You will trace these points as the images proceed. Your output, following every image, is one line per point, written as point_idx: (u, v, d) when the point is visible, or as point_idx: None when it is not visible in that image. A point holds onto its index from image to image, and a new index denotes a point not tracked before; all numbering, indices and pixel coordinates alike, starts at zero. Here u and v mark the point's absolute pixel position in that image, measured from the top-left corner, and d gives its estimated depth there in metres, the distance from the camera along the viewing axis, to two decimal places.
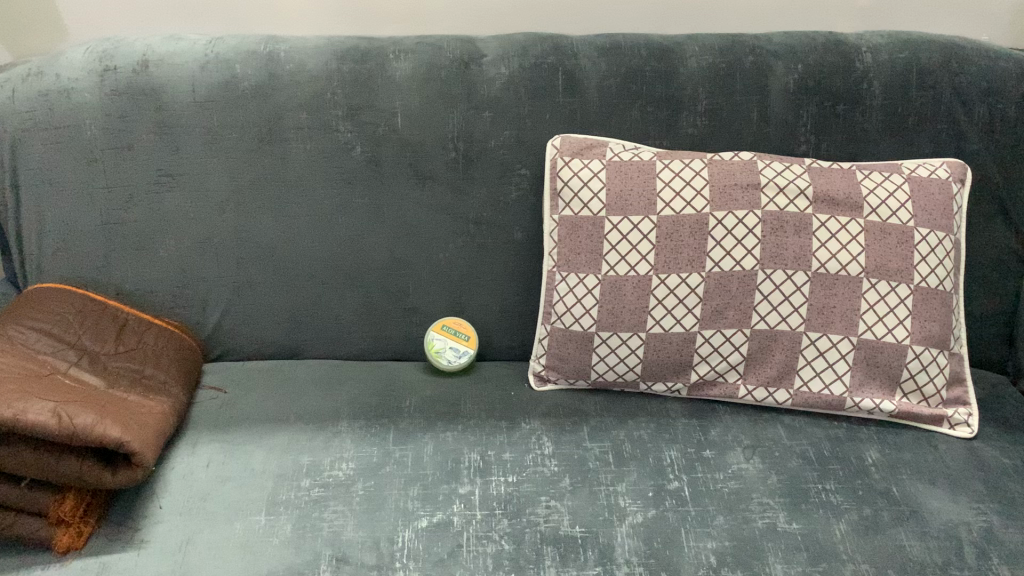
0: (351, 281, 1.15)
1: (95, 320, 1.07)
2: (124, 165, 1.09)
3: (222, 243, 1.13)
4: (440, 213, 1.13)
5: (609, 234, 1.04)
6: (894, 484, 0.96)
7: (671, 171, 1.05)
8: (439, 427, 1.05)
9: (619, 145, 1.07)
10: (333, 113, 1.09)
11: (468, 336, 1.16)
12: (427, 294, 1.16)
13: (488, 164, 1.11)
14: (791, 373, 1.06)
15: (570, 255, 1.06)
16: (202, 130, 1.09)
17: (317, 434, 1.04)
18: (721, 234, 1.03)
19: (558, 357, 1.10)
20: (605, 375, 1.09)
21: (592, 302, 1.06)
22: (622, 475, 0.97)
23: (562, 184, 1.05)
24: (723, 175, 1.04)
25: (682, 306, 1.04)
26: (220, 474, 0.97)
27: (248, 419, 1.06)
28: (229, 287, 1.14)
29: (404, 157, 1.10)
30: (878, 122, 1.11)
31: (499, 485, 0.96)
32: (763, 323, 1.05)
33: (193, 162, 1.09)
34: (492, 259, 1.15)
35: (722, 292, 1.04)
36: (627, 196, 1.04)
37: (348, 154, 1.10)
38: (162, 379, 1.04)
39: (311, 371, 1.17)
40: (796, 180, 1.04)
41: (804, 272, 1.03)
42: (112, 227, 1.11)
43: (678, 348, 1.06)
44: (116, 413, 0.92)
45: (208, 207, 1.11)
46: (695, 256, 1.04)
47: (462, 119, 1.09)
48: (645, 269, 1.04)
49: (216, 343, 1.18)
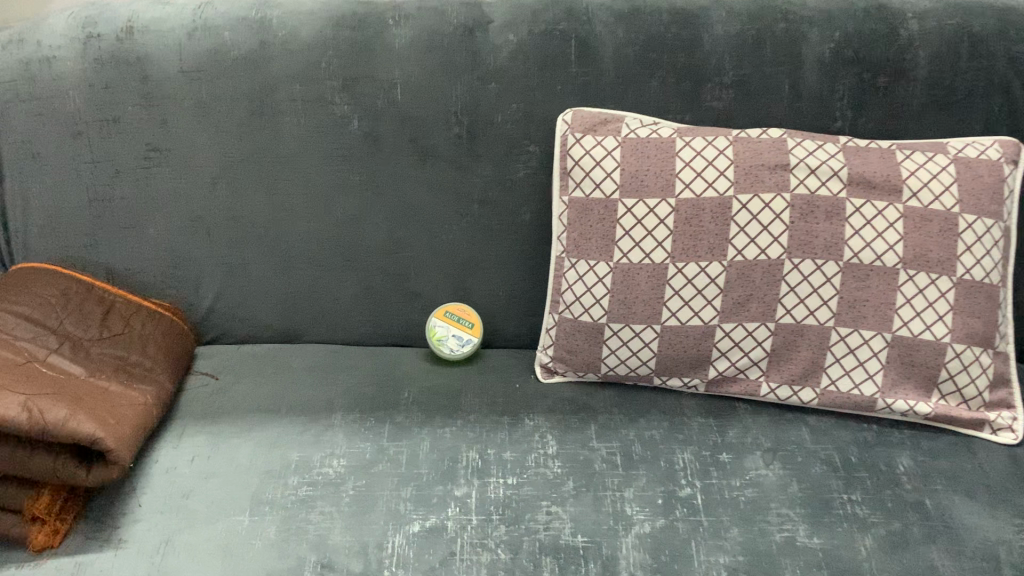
0: (350, 263, 1.10)
1: (80, 302, 1.02)
2: (110, 139, 1.03)
3: (213, 222, 1.07)
4: (442, 192, 1.06)
5: (623, 218, 0.96)
6: (927, 496, 0.88)
7: (692, 149, 0.96)
8: (437, 420, 0.98)
9: (637, 120, 0.99)
10: (329, 85, 1.02)
11: (471, 323, 1.09)
12: (429, 277, 1.10)
13: (495, 139, 1.03)
14: (818, 371, 0.97)
15: (580, 240, 0.99)
16: (190, 102, 1.02)
17: (308, 427, 0.98)
18: (745, 220, 0.95)
19: (566, 349, 1.02)
20: (616, 370, 1.02)
21: (602, 291, 0.98)
22: (631, 479, 0.90)
23: (573, 164, 0.98)
24: (749, 155, 0.96)
25: (701, 298, 0.96)
26: (205, 469, 0.93)
27: (237, 408, 1.01)
28: (223, 267, 1.10)
29: (404, 131, 1.03)
30: (922, 95, 1.01)
31: (498, 487, 0.90)
32: (789, 316, 0.96)
33: (181, 137, 1.03)
34: (498, 241, 1.08)
35: (745, 282, 0.95)
36: (642, 176, 0.96)
37: (344, 129, 1.03)
38: (147, 367, 0.99)
39: (307, 358, 1.11)
40: (829, 159, 0.95)
41: (835, 262, 0.95)
42: (99, 204, 1.06)
43: (695, 343, 0.98)
44: (95, 408, 0.87)
45: (198, 184, 1.06)
46: (716, 244, 0.95)
47: (466, 91, 1.02)
48: (660, 256, 0.96)
49: (210, 326, 1.13)
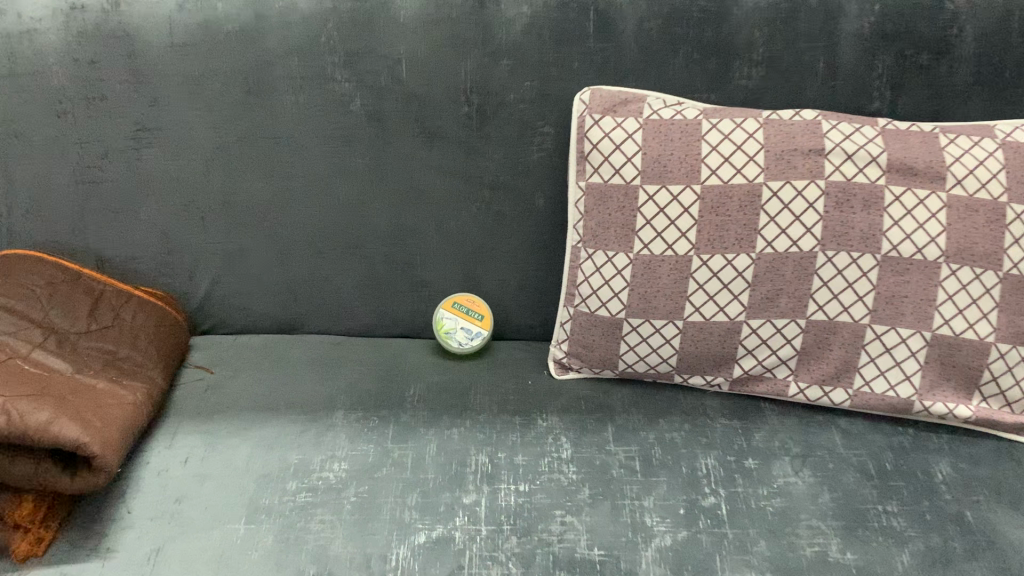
0: (352, 251, 1.04)
1: (67, 292, 0.95)
2: (97, 118, 0.97)
3: (208, 206, 1.02)
4: (450, 176, 1.00)
5: (644, 206, 0.90)
6: (968, 508, 0.82)
7: (719, 132, 0.89)
8: (445, 420, 0.92)
9: (659, 99, 0.92)
10: (329, 60, 0.94)
11: (481, 315, 1.04)
12: (436, 266, 1.04)
13: (507, 119, 0.96)
14: (851, 370, 0.91)
15: (597, 229, 0.92)
16: (181, 79, 0.95)
17: (307, 427, 0.92)
18: (775, 209, 0.88)
19: (582, 345, 0.96)
20: (634, 367, 0.96)
21: (621, 284, 0.92)
22: (650, 486, 0.85)
23: (590, 147, 0.91)
24: (781, 138, 0.89)
25: (727, 292, 0.90)
26: (198, 472, 0.87)
27: (234, 405, 0.96)
28: (218, 253, 1.04)
29: (410, 110, 0.97)
30: (967, 74, 0.94)
31: (509, 495, 0.84)
32: (821, 313, 0.89)
33: (172, 115, 0.97)
34: (509, 228, 1.02)
35: (775, 276, 0.89)
36: (665, 161, 0.89)
37: (346, 107, 0.96)
38: (138, 362, 0.93)
39: (307, 351, 1.05)
40: (868, 143, 0.88)
41: (872, 255, 0.88)
42: (86, 186, 1.00)
43: (720, 340, 0.92)
44: (79, 406, 0.82)
45: (192, 166, 0.99)
46: (744, 234, 0.89)
47: (476, 67, 0.94)
48: (684, 248, 0.90)
49: (206, 315, 1.08)
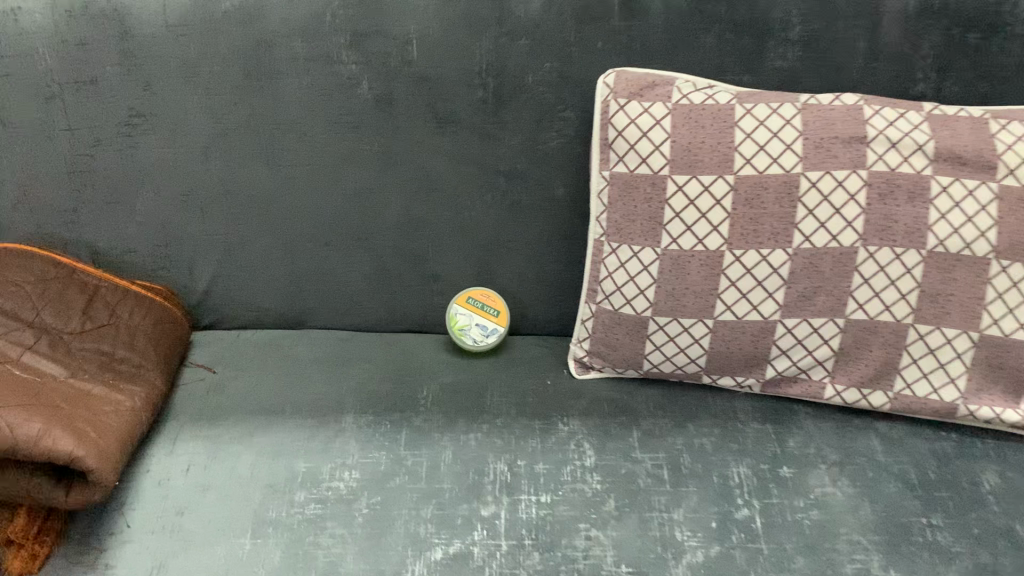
0: (360, 243, 0.98)
1: (59, 289, 0.90)
2: (88, 103, 0.91)
3: (208, 196, 0.96)
4: (464, 164, 0.94)
5: (673, 198, 0.84)
6: (1018, 521, 0.77)
7: (754, 118, 0.83)
8: (461, 424, 0.88)
9: (689, 82, 0.86)
10: (334, 41, 0.88)
11: (497, 311, 0.98)
12: (449, 259, 0.99)
13: (525, 104, 0.90)
14: (892, 373, 0.85)
15: (622, 222, 0.87)
16: (177, 61, 0.89)
17: (316, 432, 0.87)
18: (814, 202, 0.82)
19: (605, 344, 0.91)
20: (660, 367, 0.90)
21: (647, 281, 0.87)
22: (680, 497, 0.80)
23: (615, 134, 0.85)
24: (821, 125, 0.83)
25: (761, 290, 0.85)
26: (201, 482, 0.82)
27: (238, 408, 0.91)
28: (219, 246, 0.98)
29: (421, 94, 0.90)
30: (1019, 53, 0.87)
31: (530, 506, 0.79)
32: (861, 312, 0.84)
33: (168, 101, 0.91)
34: (527, 219, 0.96)
35: (813, 273, 0.83)
36: (696, 149, 0.83)
37: (353, 92, 0.90)
38: (136, 364, 0.88)
39: (313, 348, 1.00)
40: (913, 131, 0.82)
41: (916, 251, 0.82)
42: (78, 175, 0.94)
43: (752, 340, 0.86)
44: (73, 416, 0.77)
45: (190, 154, 0.94)
46: (780, 228, 0.83)
47: (492, 47, 0.88)
48: (716, 242, 0.84)
49: (207, 310, 1.03)
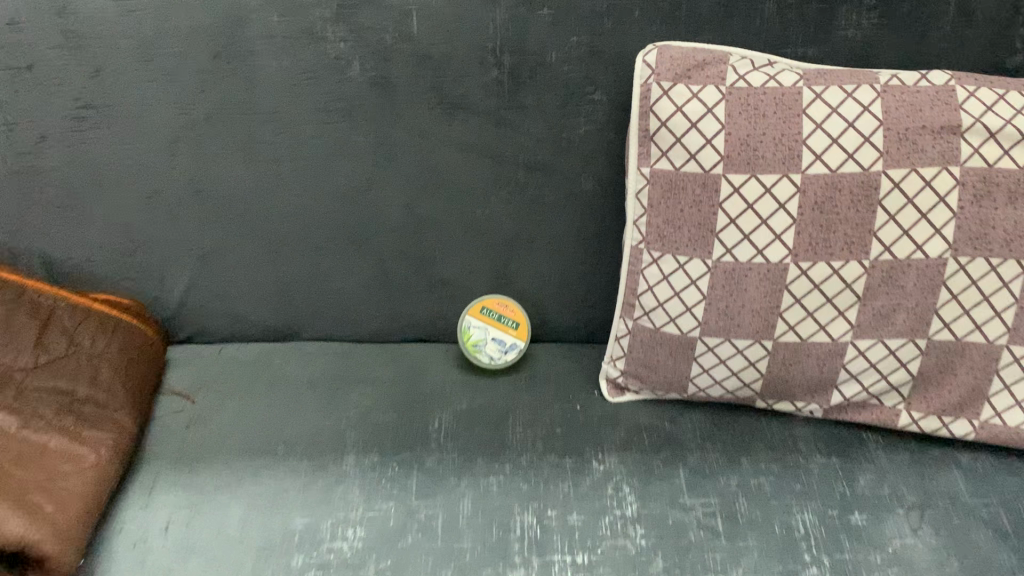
0: (357, 247, 0.85)
1: (5, 315, 0.77)
2: (26, 93, 0.76)
3: (177, 198, 0.82)
4: (476, 156, 0.80)
5: (728, 202, 0.71)
6: None
7: (826, 104, 0.69)
8: (479, 464, 0.76)
9: (746, 61, 0.71)
10: (318, 15, 0.73)
11: (516, 324, 0.86)
12: (461, 262, 0.86)
13: (547, 85, 0.76)
14: (980, 400, 0.73)
15: (666, 229, 0.73)
16: (130, 42, 0.74)
17: (313, 479, 0.75)
18: (896, 206, 0.69)
19: (644, 365, 0.79)
20: (707, 391, 0.79)
21: (696, 298, 0.74)
22: (738, 555, 0.67)
23: (657, 125, 0.71)
24: (906, 112, 0.69)
25: (831, 308, 0.72)
26: (183, 544, 0.69)
27: (223, 447, 0.78)
28: (193, 254, 0.85)
29: (424, 75, 0.76)
30: None
31: (565, 569, 0.66)
32: (947, 332, 0.72)
33: (123, 89, 0.76)
34: (549, 218, 0.83)
35: (892, 289, 0.71)
36: (756, 144, 0.70)
37: (342, 74, 0.76)
38: (102, 403, 0.76)
39: (307, 368, 0.88)
40: (1016, 117, 0.68)
41: (1016, 261, 0.69)
42: (23, 177, 0.80)
43: (818, 364, 0.74)
44: (23, 487, 0.65)
45: (153, 150, 0.79)
46: (855, 237, 0.70)
47: (508, 19, 0.73)
48: (778, 254, 0.71)
49: (185, 325, 0.90)
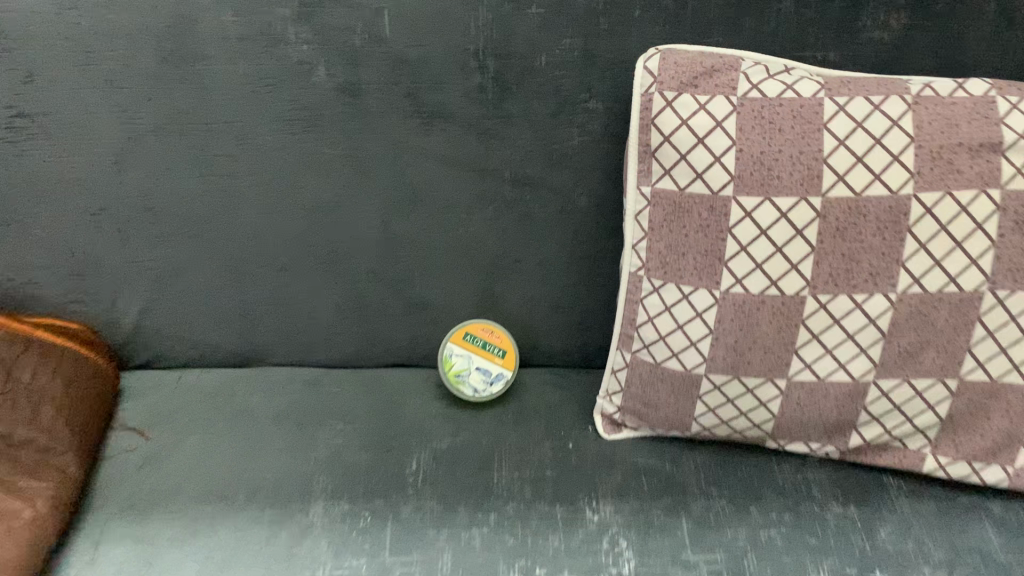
0: (328, 267, 0.77)
1: None
2: None
3: (128, 216, 0.74)
4: (457, 169, 0.72)
5: (739, 228, 0.63)
6: None
7: (850, 118, 0.61)
8: (460, 514, 0.68)
9: (760, 67, 0.63)
10: (278, 13, 0.65)
11: (503, 351, 0.80)
12: (442, 284, 0.78)
13: (537, 92, 0.68)
14: (1015, 445, 0.66)
15: (669, 255, 0.66)
16: (67, 44, 0.66)
17: (276, 530, 0.67)
18: (928, 233, 0.62)
19: (643, 402, 0.72)
20: (713, 430, 0.71)
21: (702, 331, 0.67)
22: None
23: (660, 141, 0.63)
24: (941, 127, 0.61)
25: (852, 344, 0.65)
26: None
27: (179, 492, 0.71)
28: (148, 275, 0.77)
29: (398, 81, 0.68)
30: None
31: None
32: (981, 372, 0.65)
33: (61, 97, 0.68)
34: (539, 236, 0.75)
35: (920, 326, 0.64)
36: (771, 162, 0.62)
37: (306, 80, 0.67)
38: (43, 447, 0.69)
39: (275, 400, 0.80)
40: None
41: None
42: None
43: (836, 405, 0.67)
44: None
45: (98, 164, 0.71)
46: (881, 267, 0.63)
47: (492, 18, 0.65)
48: (795, 285, 0.64)
49: (142, 350, 0.82)
